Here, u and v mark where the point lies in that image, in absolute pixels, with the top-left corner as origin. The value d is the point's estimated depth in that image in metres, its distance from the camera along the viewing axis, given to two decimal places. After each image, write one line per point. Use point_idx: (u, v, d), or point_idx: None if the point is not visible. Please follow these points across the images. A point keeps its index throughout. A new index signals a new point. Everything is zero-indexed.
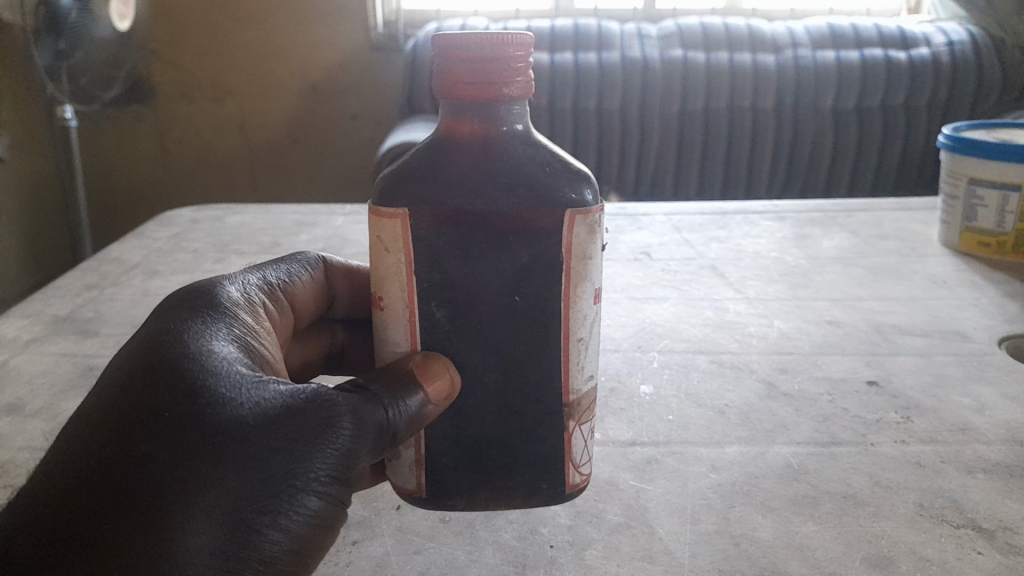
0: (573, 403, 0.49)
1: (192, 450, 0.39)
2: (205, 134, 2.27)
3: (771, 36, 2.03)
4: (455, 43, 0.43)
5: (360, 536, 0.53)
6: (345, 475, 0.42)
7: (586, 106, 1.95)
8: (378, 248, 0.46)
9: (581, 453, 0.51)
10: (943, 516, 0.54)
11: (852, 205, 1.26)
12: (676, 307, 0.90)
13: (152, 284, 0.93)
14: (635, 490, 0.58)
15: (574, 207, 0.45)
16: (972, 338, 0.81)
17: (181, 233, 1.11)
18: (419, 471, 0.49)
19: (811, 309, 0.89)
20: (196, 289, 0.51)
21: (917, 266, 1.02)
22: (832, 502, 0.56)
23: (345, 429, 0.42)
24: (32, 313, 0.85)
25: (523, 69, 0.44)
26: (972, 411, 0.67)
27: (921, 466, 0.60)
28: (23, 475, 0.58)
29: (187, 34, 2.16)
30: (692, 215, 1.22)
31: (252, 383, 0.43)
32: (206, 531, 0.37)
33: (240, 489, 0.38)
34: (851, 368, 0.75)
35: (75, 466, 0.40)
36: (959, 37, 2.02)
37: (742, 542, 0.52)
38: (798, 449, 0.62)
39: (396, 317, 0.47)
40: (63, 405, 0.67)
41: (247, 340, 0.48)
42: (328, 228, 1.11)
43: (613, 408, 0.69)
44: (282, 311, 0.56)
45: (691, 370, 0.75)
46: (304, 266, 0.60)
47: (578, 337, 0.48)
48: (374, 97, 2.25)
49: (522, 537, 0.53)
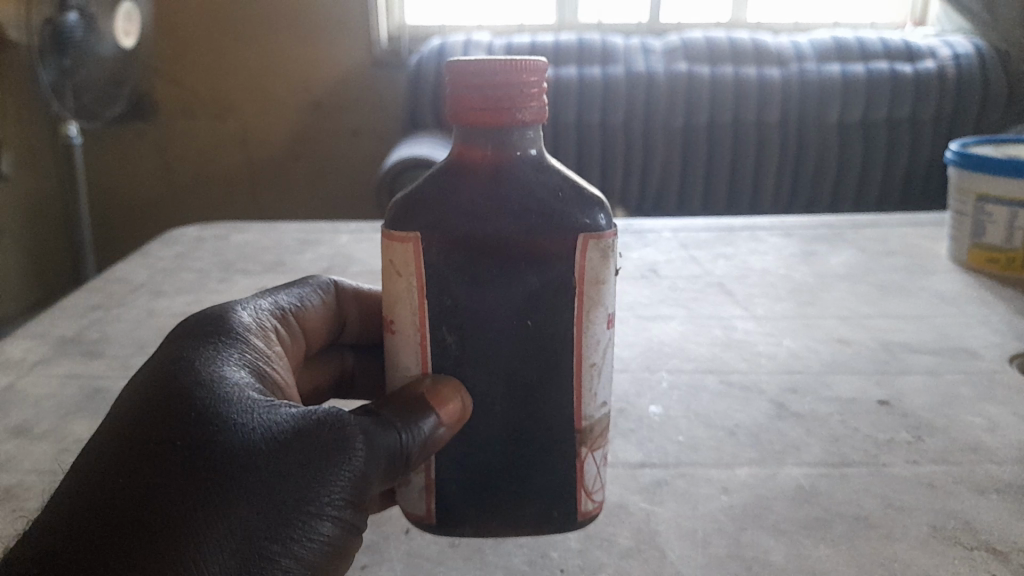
0: (586, 430, 0.49)
1: (205, 479, 0.39)
2: (207, 150, 2.28)
3: (775, 49, 2.04)
4: (469, 69, 0.43)
5: (369, 561, 0.53)
6: (358, 500, 0.41)
7: (590, 121, 1.95)
8: (390, 271, 0.46)
9: (594, 481, 0.50)
10: (958, 539, 0.54)
11: (859, 220, 1.26)
12: (684, 326, 0.89)
13: (158, 304, 0.93)
14: (646, 514, 0.57)
15: (588, 231, 0.45)
16: (982, 357, 0.80)
17: (186, 252, 1.11)
18: (428, 496, 0.49)
19: (820, 328, 0.88)
20: (208, 314, 0.51)
21: (925, 282, 1.01)
22: (843, 524, 0.55)
23: (358, 451, 0.42)
24: (38, 334, 0.85)
25: (536, 94, 0.44)
26: (983, 431, 0.67)
27: (933, 487, 0.59)
28: (31, 499, 0.57)
29: (193, 53, 2.18)
30: (698, 231, 1.22)
31: (263, 407, 0.43)
32: (216, 560, 0.37)
33: (251, 516, 0.38)
34: (861, 387, 0.75)
35: (84, 497, 0.40)
36: (963, 50, 2.02)
37: (754, 566, 0.51)
38: (809, 470, 0.62)
39: (407, 341, 0.47)
40: (70, 428, 0.67)
41: (258, 365, 0.48)
42: (334, 246, 1.12)
43: (622, 429, 0.68)
44: (294, 335, 0.57)
45: (699, 391, 0.75)
46: (315, 289, 0.60)
47: (590, 363, 0.47)
48: (378, 113, 2.26)
49: (532, 562, 0.53)
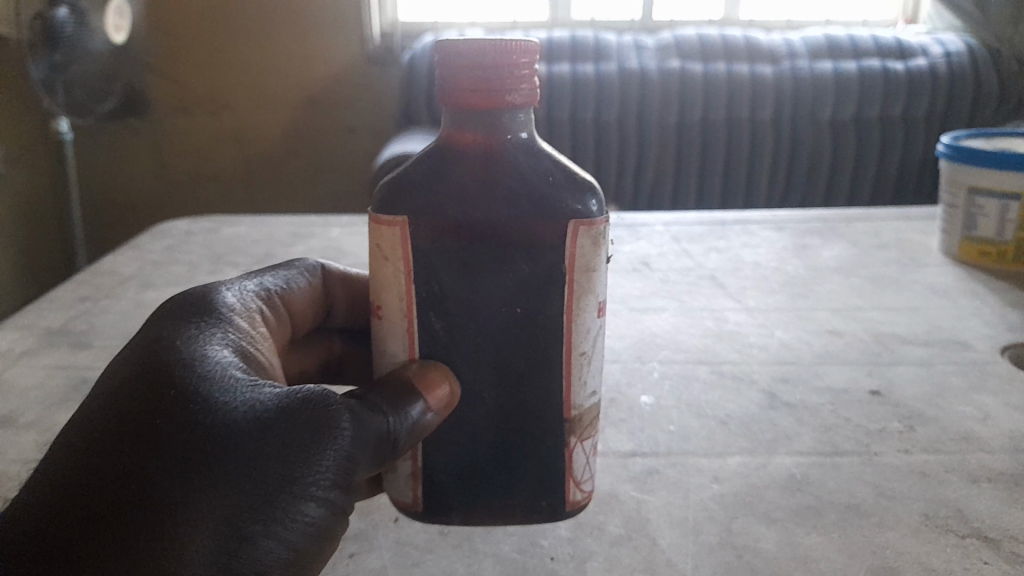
0: (575, 418, 0.48)
1: (188, 459, 0.38)
2: (200, 146, 2.27)
3: (767, 47, 2.04)
4: (459, 50, 0.43)
5: (357, 549, 0.52)
6: (345, 483, 0.41)
7: (583, 118, 1.95)
8: (378, 256, 0.46)
9: (583, 470, 0.50)
10: (950, 526, 0.53)
11: (852, 215, 1.26)
12: (676, 317, 0.89)
13: (147, 296, 0.92)
14: (637, 502, 0.57)
15: (578, 217, 0.44)
16: (973, 347, 0.80)
17: (175, 245, 1.10)
18: (415, 484, 0.49)
19: (812, 319, 0.88)
20: (192, 296, 0.50)
21: (917, 275, 1.01)
22: (835, 513, 0.55)
23: (345, 431, 0.41)
24: (24, 326, 0.84)
25: (527, 77, 0.44)
26: (975, 421, 0.67)
27: (923, 475, 0.59)
28: (14, 488, 0.57)
29: (185, 48, 2.17)
30: (691, 225, 1.22)
31: (247, 386, 0.42)
32: (198, 541, 0.37)
33: (234, 496, 0.38)
34: (853, 377, 0.75)
35: (62, 481, 0.39)
36: (955, 48, 2.03)
37: (745, 554, 0.51)
38: (800, 459, 0.62)
39: (395, 327, 0.47)
40: (56, 418, 0.66)
41: (242, 346, 0.48)
42: (325, 240, 1.11)
43: (613, 418, 0.68)
44: (280, 318, 0.56)
45: (691, 381, 0.75)
46: (302, 272, 0.60)
47: (580, 351, 0.47)
48: (371, 109, 2.25)
49: (522, 550, 0.52)
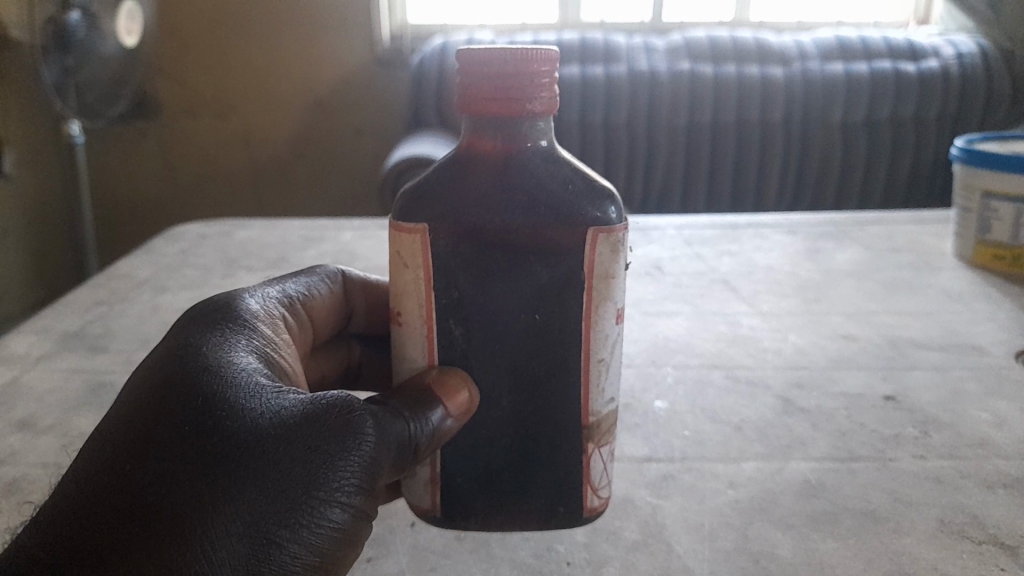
0: (593, 425, 0.48)
1: (214, 464, 0.39)
2: (210, 148, 2.28)
3: (778, 49, 2.03)
4: (481, 59, 0.43)
5: (374, 554, 0.53)
6: (368, 488, 0.41)
7: (593, 121, 1.95)
8: (398, 262, 0.46)
9: (601, 476, 0.50)
10: (965, 532, 0.53)
11: (865, 218, 1.25)
12: (689, 322, 0.89)
13: (161, 300, 0.93)
14: (652, 507, 0.57)
15: (598, 224, 0.45)
16: (989, 353, 0.80)
17: (188, 249, 1.11)
18: (434, 490, 0.49)
19: (825, 324, 0.88)
20: (215, 302, 0.51)
21: (931, 280, 1.01)
22: (850, 519, 0.55)
23: (368, 436, 0.42)
24: (42, 330, 0.84)
25: (547, 85, 0.44)
26: (990, 426, 0.67)
27: (940, 482, 0.59)
28: (36, 492, 0.57)
29: (195, 51, 2.18)
30: (702, 229, 1.22)
31: (272, 392, 0.43)
32: (225, 545, 0.37)
33: (259, 500, 0.38)
34: (867, 383, 0.75)
35: (87, 484, 0.39)
36: (968, 49, 2.02)
37: (761, 559, 0.51)
38: (815, 465, 0.62)
39: (414, 333, 0.47)
40: (76, 422, 0.67)
41: (265, 352, 0.48)
42: (336, 243, 1.11)
43: (628, 424, 0.68)
44: (301, 323, 0.56)
45: (705, 386, 0.75)
46: (323, 279, 0.60)
47: (598, 358, 0.47)
48: (381, 111, 2.26)
49: (538, 555, 0.52)
